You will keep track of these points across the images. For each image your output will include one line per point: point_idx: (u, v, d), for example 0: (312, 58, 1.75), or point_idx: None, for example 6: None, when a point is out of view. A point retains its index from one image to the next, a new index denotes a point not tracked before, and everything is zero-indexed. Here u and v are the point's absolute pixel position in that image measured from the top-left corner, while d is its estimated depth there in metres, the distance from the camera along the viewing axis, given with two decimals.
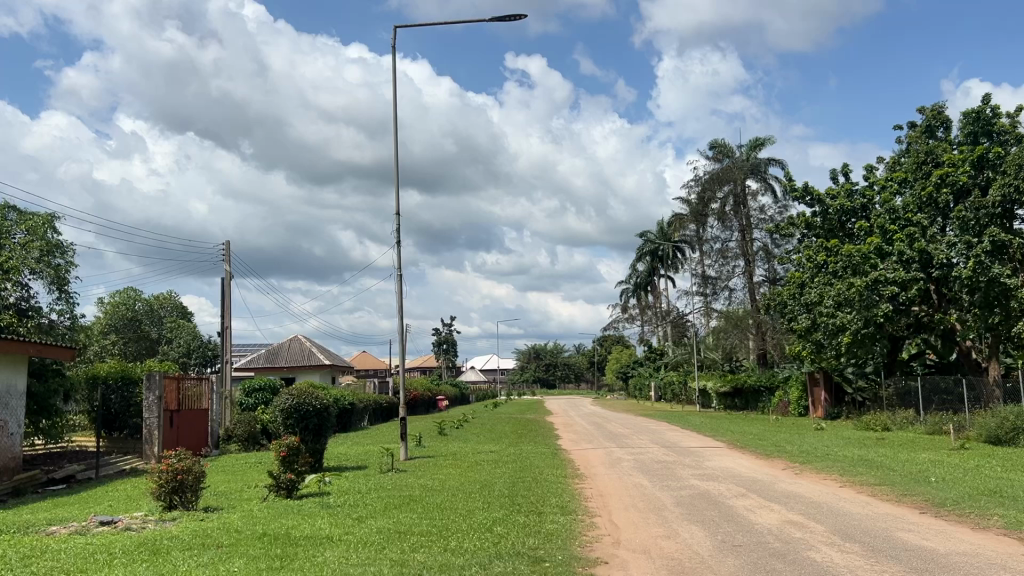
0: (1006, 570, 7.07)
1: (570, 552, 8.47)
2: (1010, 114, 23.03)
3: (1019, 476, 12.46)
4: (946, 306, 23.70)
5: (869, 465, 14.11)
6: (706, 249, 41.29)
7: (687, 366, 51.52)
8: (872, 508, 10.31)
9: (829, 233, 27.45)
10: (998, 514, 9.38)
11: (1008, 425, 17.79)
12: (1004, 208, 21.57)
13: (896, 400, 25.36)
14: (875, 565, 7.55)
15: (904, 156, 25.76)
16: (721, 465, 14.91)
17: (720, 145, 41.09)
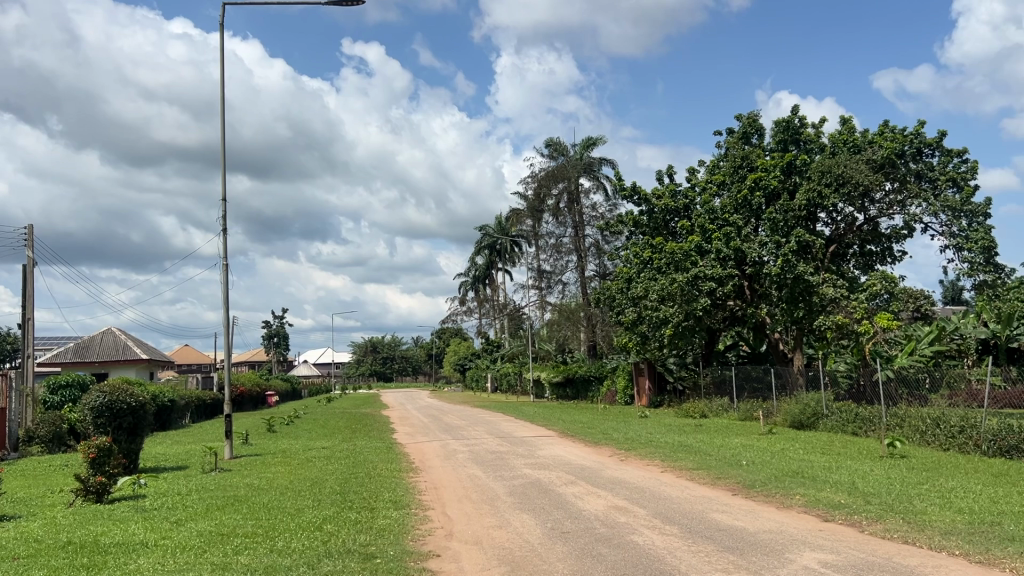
0: (806, 544, 7.67)
1: (401, 547, 8.39)
2: (814, 124, 25.12)
3: (819, 457, 13.56)
4: (758, 302, 25.45)
5: (687, 450, 14.94)
6: (541, 244, 42.26)
7: (522, 357, 52.59)
8: (690, 491, 10.92)
9: (654, 231, 28.75)
10: (800, 493, 10.18)
11: (810, 411, 19.41)
12: (808, 210, 23.53)
13: (712, 388, 26.96)
14: (692, 545, 7.97)
15: (723, 160, 27.40)
16: (551, 454, 15.30)
17: (556, 144, 42.03)
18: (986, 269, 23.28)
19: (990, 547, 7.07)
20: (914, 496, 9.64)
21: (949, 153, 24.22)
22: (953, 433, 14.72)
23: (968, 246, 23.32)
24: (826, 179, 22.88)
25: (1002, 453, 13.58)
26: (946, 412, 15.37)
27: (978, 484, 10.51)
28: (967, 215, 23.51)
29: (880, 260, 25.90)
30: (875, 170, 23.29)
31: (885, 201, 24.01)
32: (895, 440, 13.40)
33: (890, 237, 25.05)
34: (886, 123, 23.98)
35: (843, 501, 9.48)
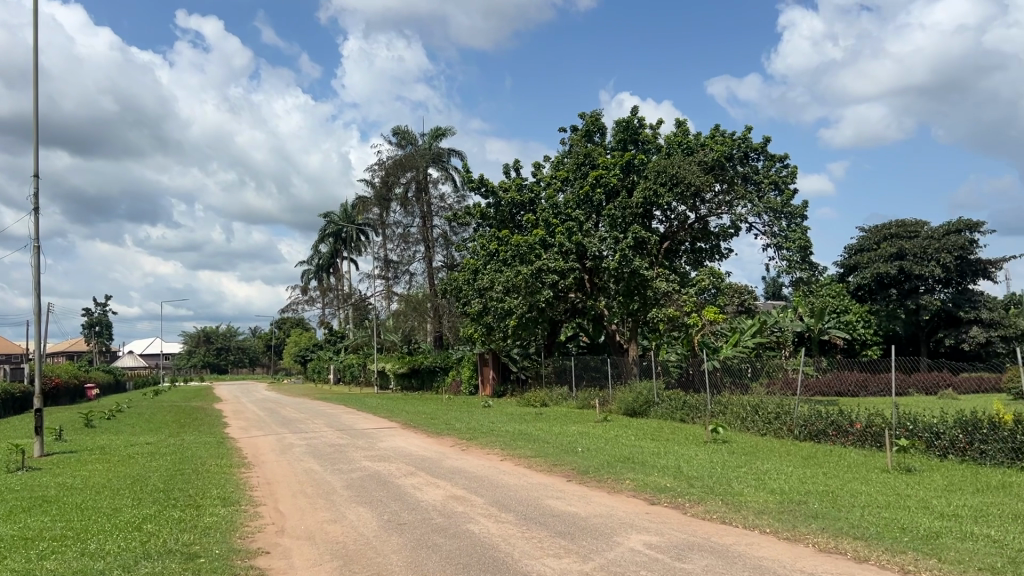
0: (633, 527, 7.97)
1: (228, 544, 8.02)
2: (652, 125, 26.21)
3: (649, 444, 14.19)
4: (597, 294, 26.29)
5: (526, 438, 15.22)
6: (388, 233, 41.79)
7: (366, 348, 51.91)
8: (527, 479, 11.12)
9: (500, 224, 29.05)
10: (629, 478, 10.60)
11: (642, 399, 20.24)
12: (645, 208, 24.57)
13: (553, 378, 27.60)
14: (526, 532, 8.10)
15: (567, 157, 28.02)
16: (392, 445, 15.16)
17: (404, 132, 41.58)
18: (802, 266, 25.08)
19: (797, 524, 7.62)
20: (732, 478, 10.26)
21: (772, 158, 25.97)
22: (770, 419, 15.80)
23: (787, 245, 25.03)
24: (662, 179, 23.99)
25: (812, 437, 14.70)
26: (765, 399, 16.49)
27: (790, 465, 11.33)
28: (786, 217, 25.31)
29: (709, 256, 27.41)
30: (706, 171, 24.57)
31: (714, 202, 25.41)
32: (718, 427, 14.23)
33: (719, 236, 26.56)
34: (718, 128, 25.42)
35: (669, 485, 9.95)
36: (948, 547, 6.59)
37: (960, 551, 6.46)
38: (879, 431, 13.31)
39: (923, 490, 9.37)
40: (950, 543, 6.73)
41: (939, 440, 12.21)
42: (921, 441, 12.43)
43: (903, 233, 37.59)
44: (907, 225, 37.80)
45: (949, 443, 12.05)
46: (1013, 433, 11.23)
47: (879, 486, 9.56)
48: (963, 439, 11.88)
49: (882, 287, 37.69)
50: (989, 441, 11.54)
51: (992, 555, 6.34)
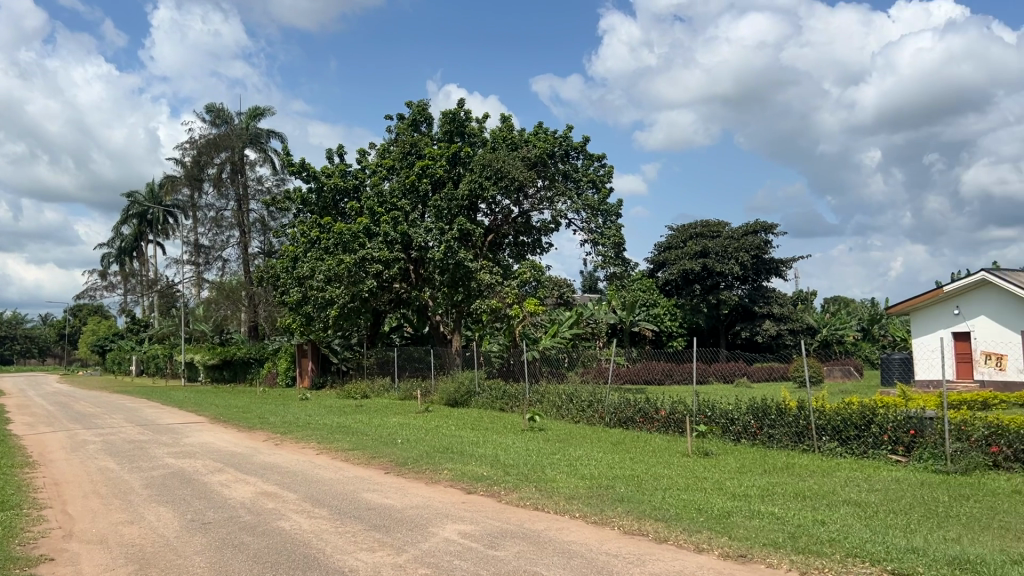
0: (448, 517, 8.00)
1: (4, 553, 7.27)
2: (478, 118, 26.46)
3: (468, 433, 14.32)
4: (421, 285, 26.17)
5: (344, 431, 14.88)
6: (199, 216, 39.60)
7: (174, 338, 49.01)
8: (342, 472, 10.88)
9: (322, 210, 28.25)
10: (447, 468, 10.63)
11: (464, 390, 20.41)
12: (469, 201, 24.78)
13: (375, 369, 27.25)
14: (339, 526, 7.92)
15: (392, 145, 27.62)
16: (199, 441, 14.34)
17: (218, 110, 39.44)
18: (615, 262, 26.16)
19: (604, 508, 7.94)
20: (545, 465, 10.56)
21: (591, 157, 26.96)
22: (583, 407, 16.40)
23: (603, 242, 26.05)
24: (487, 173, 24.47)
25: (621, 424, 15.41)
26: (579, 388, 17.12)
27: (600, 452, 11.81)
28: (603, 215, 26.37)
29: (531, 250, 28.02)
30: (529, 167, 25.15)
31: (536, 197, 26.03)
32: (535, 415, 14.59)
33: (540, 230, 27.25)
34: (540, 124, 26.05)
35: (485, 473, 10.07)
36: (737, 526, 7.08)
37: (747, 529, 6.96)
38: (681, 418, 14.16)
39: (718, 472, 10.08)
40: (740, 521, 7.23)
41: (733, 425, 13.18)
42: (718, 427, 13.36)
43: (707, 233, 40.21)
44: (710, 226, 40.54)
45: (742, 428, 13.03)
46: (796, 418, 12.30)
47: (680, 469, 10.18)
48: (755, 424, 12.88)
49: (687, 283, 39.83)
50: (777, 425, 12.57)
51: (775, 531, 6.88)
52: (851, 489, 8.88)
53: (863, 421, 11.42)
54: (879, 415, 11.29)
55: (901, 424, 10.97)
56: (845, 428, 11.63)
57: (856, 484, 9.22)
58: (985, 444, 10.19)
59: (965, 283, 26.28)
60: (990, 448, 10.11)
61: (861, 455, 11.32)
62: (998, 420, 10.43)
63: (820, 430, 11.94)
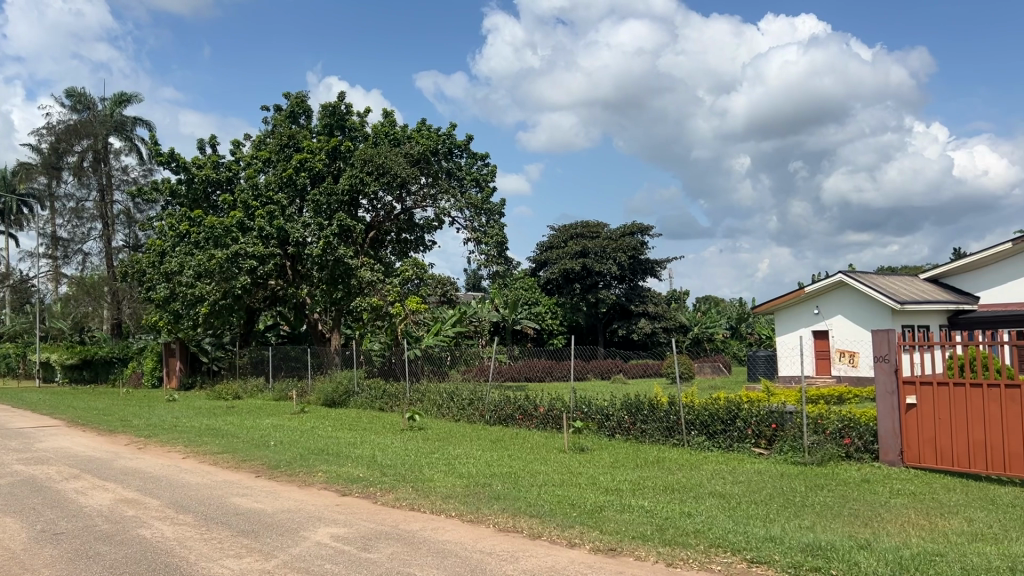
0: (321, 521, 7.82)
1: None
2: (359, 113, 26.04)
3: (345, 434, 14.06)
4: (298, 282, 25.46)
5: (213, 434, 14.32)
6: (57, 206, 37.20)
7: (28, 337, 45.85)
8: (211, 477, 10.45)
9: (193, 203, 27.07)
10: (321, 470, 10.38)
11: (342, 389, 20.03)
12: (349, 196, 24.35)
13: (248, 369, 26.35)
14: (204, 533, 7.59)
15: (269, 137, 26.77)
16: (54, 447, 13.46)
17: (78, 94, 37.15)
18: (498, 261, 26.26)
19: (480, 507, 7.94)
20: (423, 465, 10.49)
21: (474, 156, 27.00)
22: (463, 406, 16.41)
23: (486, 240, 26.12)
24: (368, 168, 24.17)
25: (501, 421, 15.50)
26: (459, 386, 17.11)
27: (479, 450, 11.83)
28: (486, 214, 26.49)
29: (414, 248, 27.76)
30: (411, 163, 25.00)
31: (419, 194, 25.88)
32: (414, 414, 14.47)
33: (423, 228, 27.08)
34: (423, 121, 25.90)
35: (361, 475, 9.90)
36: (608, 519, 7.24)
37: (618, 522, 7.13)
38: (559, 415, 14.37)
39: (592, 467, 10.28)
40: (611, 515, 7.40)
41: (608, 421, 13.48)
42: (593, 423, 13.65)
43: (587, 233, 41.06)
44: (590, 227, 41.41)
45: (616, 423, 13.36)
46: (667, 413, 12.71)
47: (556, 465, 10.33)
48: (628, 420, 13.23)
49: (568, 282, 40.52)
50: (649, 421, 12.95)
51: (643, 524, 7.07)
52: (716, 482, 9.26)
53: (729, 415, 11.91)
54: (744, 410, 11.81)
55: (764, 418, 11.51)
56: (712, 423, 12.10)
57: (722, 476, 9.61)
58: (838, 436, 10.88)
59: (824, 284, 27.92)
60: (843, 440, 10.81)
61: (727, 448, 11.81)
62: (850, 413, 11.14)
63: (689, 425, 12.37)
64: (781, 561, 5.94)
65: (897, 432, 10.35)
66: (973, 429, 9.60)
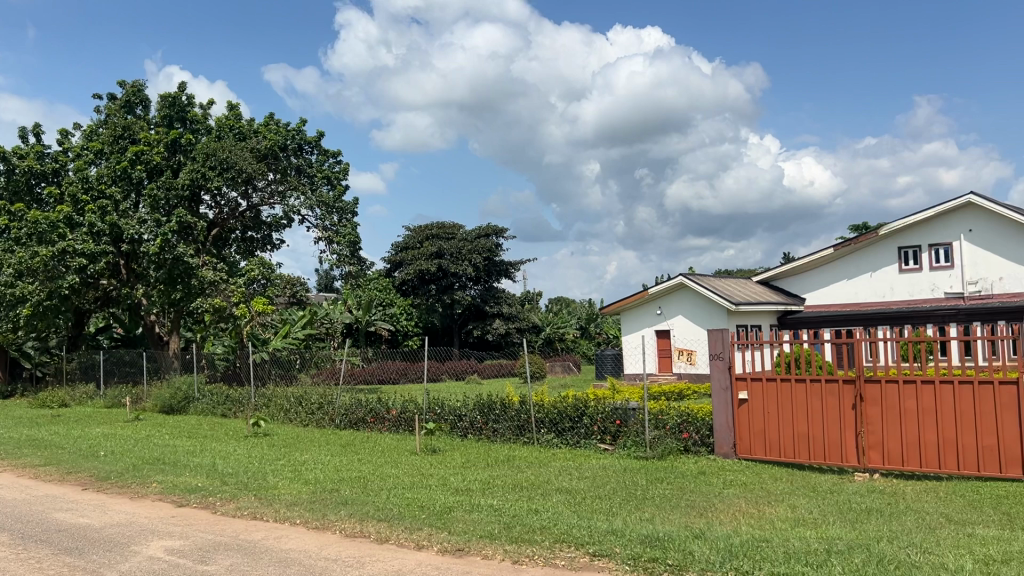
0: (155, 534, 7.39)
1: None
2: (201, 105, 24.89)
3: (182, 442, 13.37)
4: (133, 282, 23.91)
5: (35, 445, 13.24)
6: None
7: None
8: (31, 491, 9.64)
9: (13, 196, 24.96)
10: (156, 481, 9.82)
11: (181, 395, 18.96)
12: (190, 192, 23.17)
13: (76, 375, 24.53)
14: (21, 553, 7.00)
15: (100, 127, 25.09)
16: None
17: None
18: (351, 261, 25.77)
19: (327, 513, 7.76)
20: (268, 472, 10.15)
21: (325, 153, 26.44)
22: (312, 410, 16.00)
23: (337, 239, 25.57)
24: (210, 163, 23.19)
25: (351, 425, 15.21)
26: (308, 391, 16.69)
27: (328, 455, 11.56)
28: (338, 212, 25.97)
29: (261, 246, 26.88)
30: (258, 159, 24.27)
31: (266, 190, 25.00)
32: (260, 420, 13.96)
33: (271, 226, 26.25)
34: (271, 116, 25.17)
35: (199, 484, 9.43)
36: (456, 520, 7.25)
37: (467, 522, 7.16)
38: (411, 417, 14.29)
39: (443, 468, 10.27)
40: (460, 516, 7.41)
41: (461, 421, 13.53)
42: (445, 424, 13.66)
43: (442, 234, 41.02)
44: (445, 228, 41.39)
45: (469, 423, 13.42)
46: (519, 411, 12.90)
47: (407, 468, 10.26)
48: (480, 419, 13.32)
49: (422, 283, 40.37)
50: (501, 420, 13.09)
51: (491, 523, 7.13)
52: (564, 477, 9.50)
53: (577, 413, 12.23)
54: (590, 408, 12.17)
55: (609, 415, 11.91)
56: (561, 420, 12.37)
57: (569, 472, 9.86)
58: (677, 431, 11.39)
59: (667, 286, 29.18)
60: (682, 434, 11.33)
61: (574, 445, 12.11)
62: (688, 409, 11.71)
63: (540, 423, 12.60)
64: (621, 553, 6.15)
65: (730, 425, 10.95)
66: (798, 421, 10.32)
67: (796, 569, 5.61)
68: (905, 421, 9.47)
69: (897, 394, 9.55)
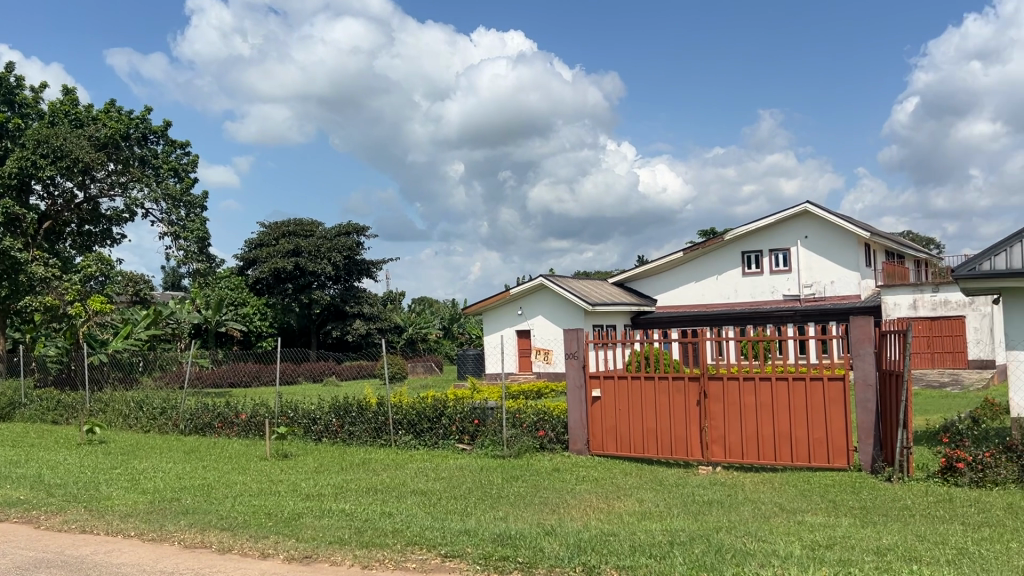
0: None
1: None
2: (32, 88, 23.15)
3: (4, 452, 12.29)
4: None
5: None
6: None
7: None
8: None
9: None
10: None
11: (5, 401, 17.49)
12: (19, 181, 21.68)
13: None
14: None
15: None
16: None
17: None
18: (198, 257, 24.63)
19: (165, 524, 7.34)
20: (102, 482, 9.49)
21: (172, 143, 25.18)
22: (154, 415, 15.14)
23: (184, 235, 24.40)
24: (42, 150, 21.68)
25: (197, 430, 14.51)
26: (149, 395, 15.78)
27: (169, 462, 10.95)
28: (185, 206, 24.77)
29: (99, 241, 25.32)
30: (96, 147, 22.77)
31: (106, 181, 23.49)
32: (94, 427, 13.04)
33: (110, 220, 24.73)
34: (111, 102, 23.69)
35: (21, 497, 8.70)
36: (305, 526, 7.04)
37: (316, 528, 6.95)
38: (262, 421, 13.78)
39: (294, 474, 9.95)
40: (309, 522, 7.19)
41: (315, 425, 13.19)
42: (299, 428, 13.27)
43: (299, 231, 39.92)
44: (303, 225, 40.25)
45: (324, 427, 13.09)
46: (376, 414, 12.69)
47: (255, 474, 9.86)
48: (336, 422, 13.02)
49: (279, 282, 39.11)
50: (357, 422, 12.84)
51: (341, 528, 6.96)
52: (419, 479, 9.42)
53: (435, 413, 12.17)
54: (449, 408, 12.13)
55: (467, 415, 11.91)
56: (419, 421, 12.26)
57: (425, 474, 9.78)
58: (534, 429, 11.53)
59: (527, 287, 29.56)
60: (538, 432, 11.47)
61: (432, 445, 12.05)
62: (545, 407, 11.88)
63: (397, 425, 12.45)
64: (472, 553, 6.14)
65: (584, 423, 11.20)
66: (648, 418, 10.68)
67: (640, 561, 5.77)
68: (744, 417, 9.99)
69: (738, 391, 10.05)
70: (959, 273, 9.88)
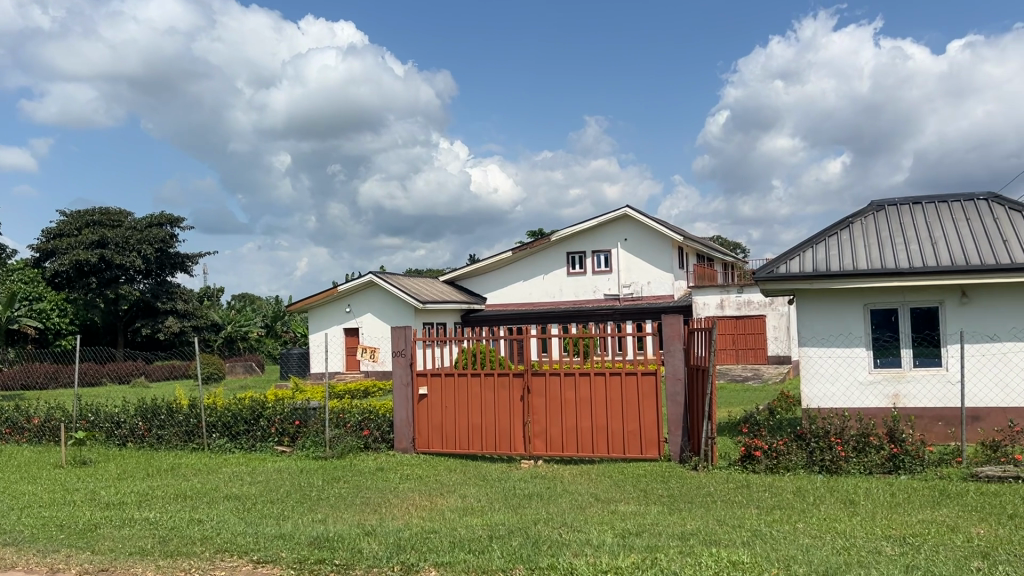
0: None
1: None
2: None
3: None
4: None
5: None
6: None
7: None
8: None
9: None
10: None
11: None
12: None
13: None
14: None
15: None
16: None
17: None
18: None
19: None
20: None
21: None
22: None
23: None
24: None
25: None
26: None
27: None
28: None
29: None
30: None
31: None
32: None
33: None
34: None
35: None
36: (103, 537, 6.54)
37: (114, 539, 6.48)
38: (57, 425, 12.70)
39: (93, 482, 9.23)
40: (106, 533, 6.70)
41: (119, 429, 12.31)
42: (100, 433, 12.35)
43: (106, 220, 37.26)
44: (110, 215, 37.59)
45: (128, 431, 12.24)
46: (187, 416, 12.03)
47: (47, 484, 9.05)
48: (142, 426, 12.20)
49: (81, 275, 36.12)
50: (167, 425, 12.11)
51: (143, 538, 6.53)
52: (232, 483, 9.01)
53: (253, 415, 11.69)
54: (267, 409, 11.71)
55: (287, 416, 11.53)
56: (235, 423, 11.75)
57: (240, 478, 9.36)
58: (358, 429, 11.34)
59: (354, 284, 29.03)
60: (362, 432, 11.29)
61: (249, 448, 11.54)
62: (369, 407, 11.72)
63: (210, 428, 11.86)
64: (287, 557, 5.95)
65: (409, 421, 11.15)
66: (473, 414, 10.79)
67: (458, 557, 5.79)
68: (564, 411, 10.30)
69: (558, 386, 10.34)
70: (759, 274, 10.64)
